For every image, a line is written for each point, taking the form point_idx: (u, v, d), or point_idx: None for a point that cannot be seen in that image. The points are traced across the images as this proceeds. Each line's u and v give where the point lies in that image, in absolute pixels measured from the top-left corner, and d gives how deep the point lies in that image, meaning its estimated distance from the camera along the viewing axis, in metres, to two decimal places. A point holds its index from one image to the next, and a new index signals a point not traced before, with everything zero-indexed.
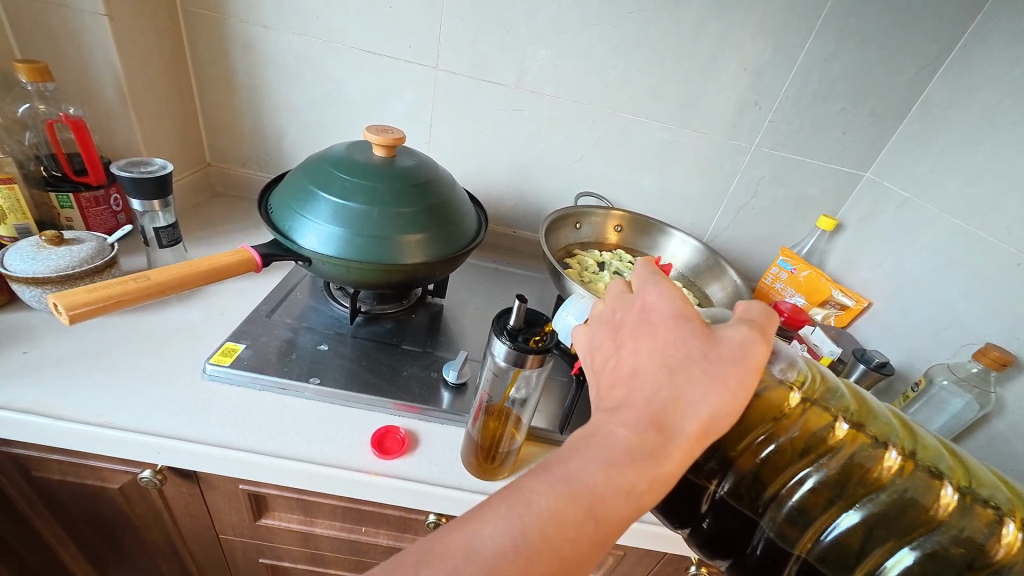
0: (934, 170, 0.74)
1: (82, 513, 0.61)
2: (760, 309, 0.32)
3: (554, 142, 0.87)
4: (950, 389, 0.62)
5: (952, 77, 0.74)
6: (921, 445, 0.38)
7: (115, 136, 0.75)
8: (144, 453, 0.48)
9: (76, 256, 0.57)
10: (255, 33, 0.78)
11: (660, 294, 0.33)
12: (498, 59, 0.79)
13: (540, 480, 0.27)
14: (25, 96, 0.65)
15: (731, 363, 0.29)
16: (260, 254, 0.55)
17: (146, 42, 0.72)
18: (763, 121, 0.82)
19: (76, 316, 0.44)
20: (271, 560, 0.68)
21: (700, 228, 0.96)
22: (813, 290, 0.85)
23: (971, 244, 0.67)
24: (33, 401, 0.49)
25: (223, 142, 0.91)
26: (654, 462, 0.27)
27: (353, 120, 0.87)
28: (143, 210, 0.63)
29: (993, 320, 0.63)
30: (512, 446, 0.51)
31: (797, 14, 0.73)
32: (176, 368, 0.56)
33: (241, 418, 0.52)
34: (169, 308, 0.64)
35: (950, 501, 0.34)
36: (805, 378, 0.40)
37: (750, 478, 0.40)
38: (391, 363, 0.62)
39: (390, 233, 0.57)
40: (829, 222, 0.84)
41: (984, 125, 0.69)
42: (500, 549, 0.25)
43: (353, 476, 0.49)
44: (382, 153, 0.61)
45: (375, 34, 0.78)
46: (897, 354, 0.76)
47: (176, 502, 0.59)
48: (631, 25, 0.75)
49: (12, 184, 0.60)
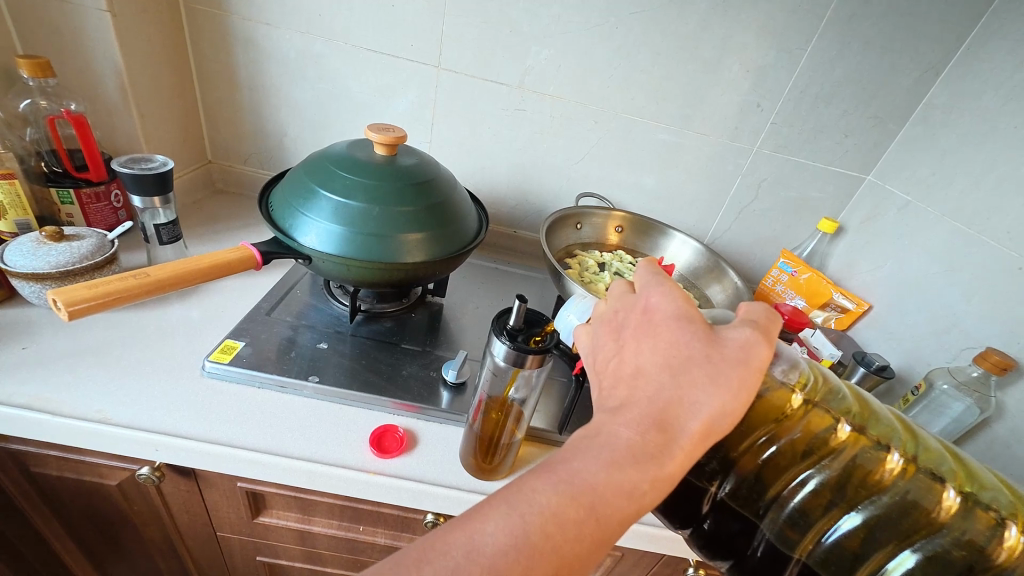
0: (935, 173, 0.74)
1: (80, 509, 0.61)
2: (763, 310, 0.32)
3: (555, 142, 0.87)
4: (951, 393, 0.62)
5: (955, 80, 0.74)
6: (923, 448, 0.37)
7: (116, 132, 0.75)
8: (143, 450, 0.48)
9: (76, 252, 0.56)
10: (258, 31, 0.78)
11: (663, 295, 0.33)
12: (500, 59, 0.79)
13: (541, 480, 0.27)
14: (26, 91, 0.65)
15: (734, 365, 0.29)
16: (261, 251, 0.55)
17: (147, 37, 0.72)
18: (765, 123, 0.82)
19: (76, 312, 0.43)
20: (269, 558, 0.68)
21: (701, 229, 0.95)
22: (813, 292, 0.84)
23: (972, 248, 0.67)
24: (33, 397, 0.49)
25: (224, 140, 0.91)
26: (655, 461, 0.27)
27: (354, 118, 0.87)
28: (144, 207, 0.63)
29: (994, 325, 0.63)
30: (513, 438, 0.51)
31: (800, 16, 0.73)
32: (176, 365, 0.56)
33: (240, 416, 0.52)
34: (168, 305, 0.64)
35: (952, 504, 0.34)
36: (807, 379, 0.40)
37: (752, 479, 0.40)
38: (390, 362, 0.62)
39: (391, 231, 0.57)
40: (830, 225, 0.84)
41: (986, 129, 0.69)
42: (501, 548, 0.25)
43: (352, 474, 0.49)
44: (383, 151, 0.61)
45: (376, 32, 0.78)
46: (898, 357, 0.75)
47: (175, 498, 0.59)
48: (632, 26, 0.75)
49: (13, 179, 0.60)
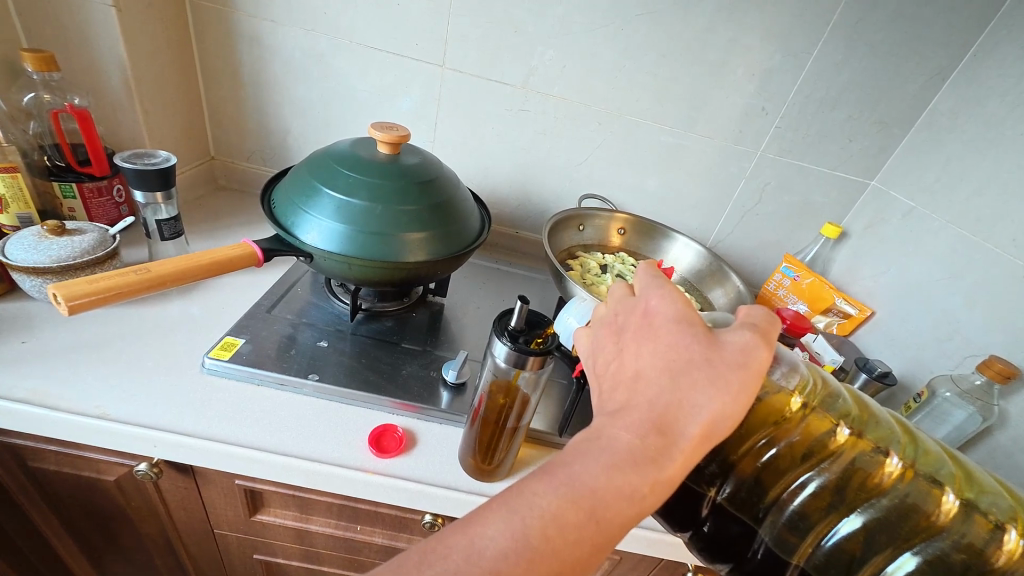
0: (941, 180, 0.74)
1: (76, 504, 0.61)
2: (763, 313, 0.32)
3: (559, 144, 0.87)
4: (953, 401, 0.61)
5: (962, 87, 0.74)
6: (922, 451, 0.37)
7: (119, 126, 0.75)
8: (139, 447, 0.48)
9: (78, 247, 0.56)
10: (263, 28, 0.78)
11: (662, 298, 0.33)
12: (505, 59, 0.79)
13: (542, 483, 0.27)
14: (31, 85, 0.65)
15: (734, 367, 0.29)
16: (262, 248, 0.55)
17: (152, 31, 0.72)
18: (770, 127, 0.82)
19: (76, 306, 0.43)
20: (266, 556, 0.68)
21: (703, 233, 0.95)
22: (816, 297, 0.84)
23: (977, 254, 0.67)
24: (33, 391, 0.48)
25: (229, 135, 0.90)
26: (655, 465, 0.27)
27: (357, 118, 0.87)
28: (146, 202, 0.63)
29: (996, 331, 0.63)
30: (517, 425, 0.50)
31: (806, 20, 0.72)
32: (176, 363, 0.55)
33: (237, 413, 0.52)
34: (170, 302, 0.64)
35: (952, 507, 0.34)
36: (806, 383, 0.39)
37: (751, 482, 0.40)
38: (390, 362, 0.62)
39: (393, 231, 0.56)
40: (833, 229, 0.83)
41: (993, 135, 0.68)
42: (501, 551, 0.25)
43: (350, 474, 0.49)
44: (387, 150, 0.61)
45: (382, 32, 0.78)
46: (900, 363, 0.75)
47: (173, 495, 0.58)
48: (638, 27, 0.75)
49: (15, 172, 0.59)
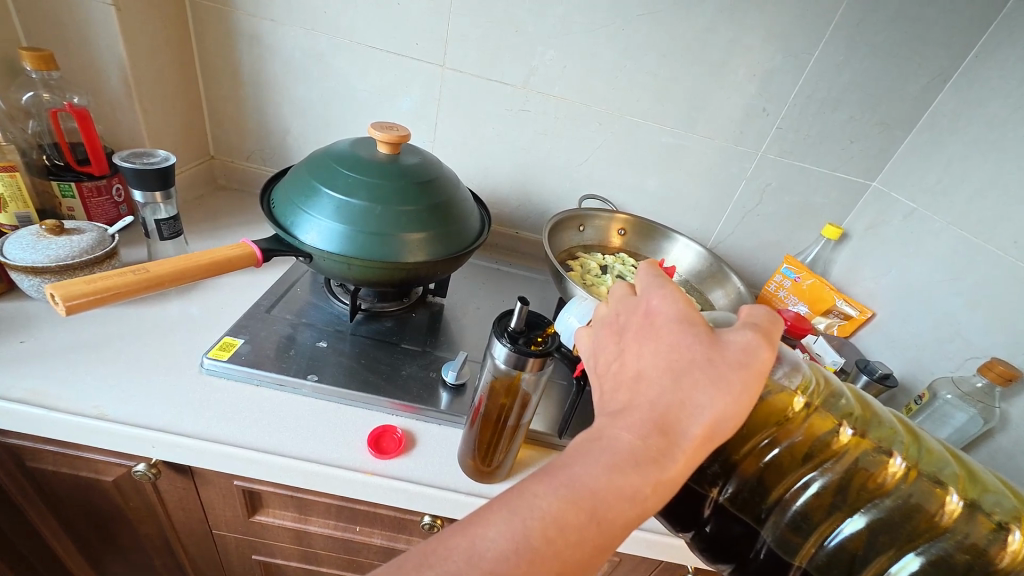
0: (942, 181, 0.74)
1: (74, 505, 0.61)
2: (765, 313, 0.32)
3: (559, 145, 0.87)
4: (954, 403, 0.61)
5: (963, 88, 0.73)
6: (924, 450, 0.37)
7: (119, 125, 0.75)
8: (137, 447, 0.48)
9: (77, 246, 0.56)
10: (263, 27, 0.78)
11: (663, 298, 0.33)
12: (505, 59, 0.79)
13: (542, 484, 0.27)
14: (29, 84, 0.65)
15: (735, 367, 0.29)
16: (261, 248, 0.55)
17: (151, 29, 0.71)
18: (771, 128, 0.82)
19: (74, 306, 0.43)
20: (264, 557, 0.67)
21: (703, 233, 0.95)
22: (816, 298, 0.84)
23: (978, 256, 0.67)
24: (31, 391, 0.48)
25: (229, 135, 0.90)
26: (656, 465, 0.27)
27: (357, 118, 0.87)
28: (145, 202, 0.63)
29: (997, 333, 0.63)
30: (518, 423, 0.50)
31: (807, 21, 0.72)
32: (175, 363, 0.55)
33: (236, 414, 0.51)
34: (168, 302, 0.64)
35: (955, 508, 0.34)
36: (808, 383, 0.39)
37: (754, 482, 0.39)
38: (390, 362, 0.61)
39: (392, 231, 0.56)
40: (834, 230, 0.83)
41: (994, 136, 0.68)
42: (501, 553, 0.25)
43: (349, 475, 0.49)
44: (386, 150, 0.60)
45: (382, 31, 0.77)
46: (901, 364, 0.75)
47: (171, 495, 0.58)
48: (638, 27, 0.75)
49: (13, 172, 0.59)
